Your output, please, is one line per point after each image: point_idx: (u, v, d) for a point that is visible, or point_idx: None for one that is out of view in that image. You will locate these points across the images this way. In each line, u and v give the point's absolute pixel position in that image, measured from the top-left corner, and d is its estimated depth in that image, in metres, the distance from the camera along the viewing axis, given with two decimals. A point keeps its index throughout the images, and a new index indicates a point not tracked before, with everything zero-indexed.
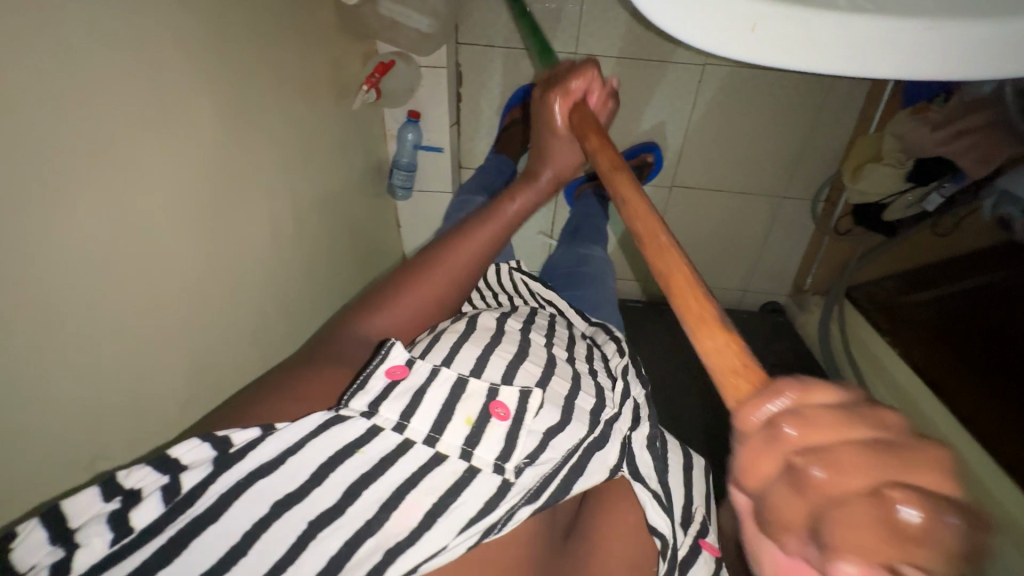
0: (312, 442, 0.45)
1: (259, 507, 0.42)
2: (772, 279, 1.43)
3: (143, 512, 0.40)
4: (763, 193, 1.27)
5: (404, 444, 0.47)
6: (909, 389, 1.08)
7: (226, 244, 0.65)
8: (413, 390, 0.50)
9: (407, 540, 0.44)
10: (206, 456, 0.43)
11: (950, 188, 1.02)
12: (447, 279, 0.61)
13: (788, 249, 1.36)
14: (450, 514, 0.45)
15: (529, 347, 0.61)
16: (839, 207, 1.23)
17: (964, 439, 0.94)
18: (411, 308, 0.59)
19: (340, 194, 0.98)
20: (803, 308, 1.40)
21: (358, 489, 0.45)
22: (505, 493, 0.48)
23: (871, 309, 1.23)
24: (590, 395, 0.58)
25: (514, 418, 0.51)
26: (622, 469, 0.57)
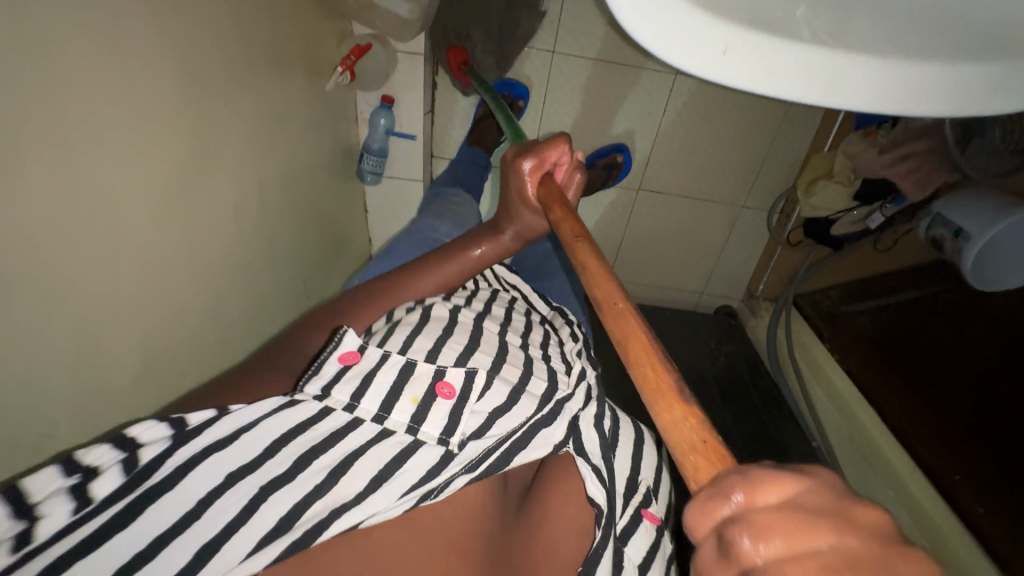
0: (265, 421, 0.47)
1: (211, 478, 0.44)
2: (727, 284, 1.49)
3: (103, 485, 0.41)
4: (723, 202, 1.33)
5: (354, 422, 0.50)
6: (844, 392, 1.16)
7: (186, 223, 0.63)
8: (363, 374, 0.52)
9: (352, 501, 0.45)
10: (162, 435, 0.44)
11: (892, 209, 1.11)
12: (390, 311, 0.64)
13: (743, 256, 1.43)
14: (393, 481, 0.47)
15: (481, 337, 0.63)
16: (793, 219, 1.29)
17: (893, 447, 1.02)
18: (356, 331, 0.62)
19: (306, 176, 0.96)
20: (753, 313, 1.46)
21: (308, 458, 0.46)
22: (447, 462, 0.49)
23: (815, 315, 1.30)
24: (541, 379, 0.59)
25: (459, 397, 0.53)
26: (566, 445, 0.55)
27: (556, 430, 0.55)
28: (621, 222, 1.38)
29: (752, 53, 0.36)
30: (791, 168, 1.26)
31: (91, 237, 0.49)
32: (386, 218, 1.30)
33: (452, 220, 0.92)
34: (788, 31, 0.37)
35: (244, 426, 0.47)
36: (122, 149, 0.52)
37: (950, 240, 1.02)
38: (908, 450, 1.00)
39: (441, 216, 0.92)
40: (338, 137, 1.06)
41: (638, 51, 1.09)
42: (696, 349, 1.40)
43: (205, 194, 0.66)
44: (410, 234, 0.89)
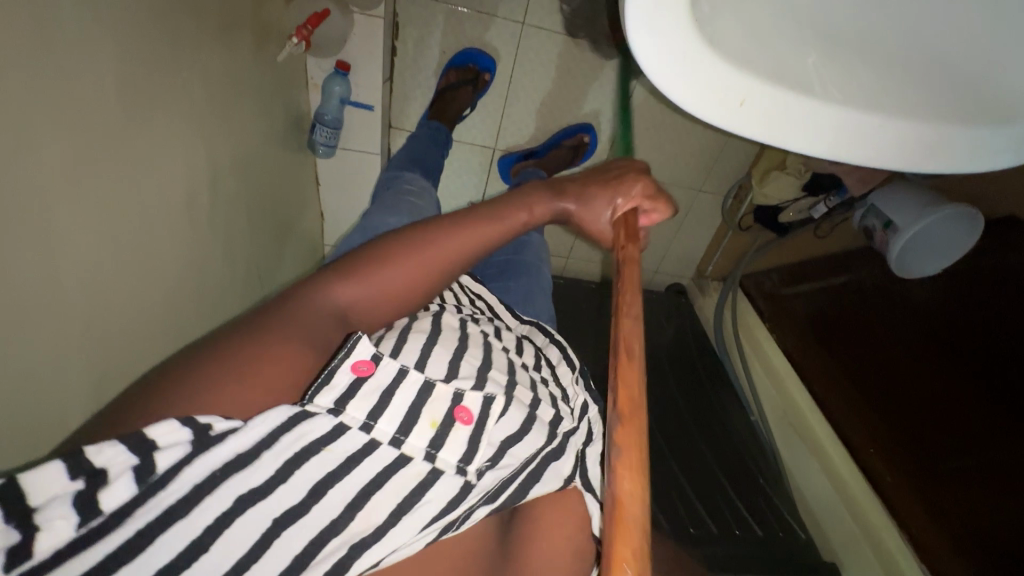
0: (284, 437, 0.40)
1: (224, 501, 0.38)
2: (679, 263, 1.55)
3: (113, 495, 0.34)
4: (682, 184, 1.35)
5: (371, 445, 0.44)
6: (779, 368, 1.26)
7: (134, 223, 0.57)
8: (380, 390, 0.47)
9: (373, 536, 0.43)
10: (184, 439, 0.37)
11: (835, 202, 1.19)
12: (431, 269, 0.55)
13: (696, 237, 1.48)
14: (417, 511, 0.45)
15: (492, 356, 0.60)
16: (745, 206, 1.34)
17: (825, 433, 1.12)
18: (384, 290, 0.53)
19: (254, 153, 0.88)
20: (702, 292, 1.53)
21: (324, 488, 0.42)
22: (466, 494, 0.47)
23: (760, 297, 1.39)
24: (550, 406, 0.58)
25: (478, 423, 0.50)
26: (575, 480, 0.57)
27: (563, 461, 0.56)
28: None
29: (771, 105, 0.37)
30: (747, 155, 1.30)
31: (35, 255, 0.44)
32: (339, 188, 1.22)
33: (407, 213, 0.85)
34: (801, 82, 0.37)
35: (258, 436, 0.39)
36: (63, 151, 0.46)
37: (881, 231, 1.10)
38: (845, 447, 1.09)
39: (395, 210, 0.85)
40: (288, 106, 0.97)
41: (607, 30, 1.05)
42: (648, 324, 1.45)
43: (155, 189, 0.60)
44: (362, 233, 0.82)
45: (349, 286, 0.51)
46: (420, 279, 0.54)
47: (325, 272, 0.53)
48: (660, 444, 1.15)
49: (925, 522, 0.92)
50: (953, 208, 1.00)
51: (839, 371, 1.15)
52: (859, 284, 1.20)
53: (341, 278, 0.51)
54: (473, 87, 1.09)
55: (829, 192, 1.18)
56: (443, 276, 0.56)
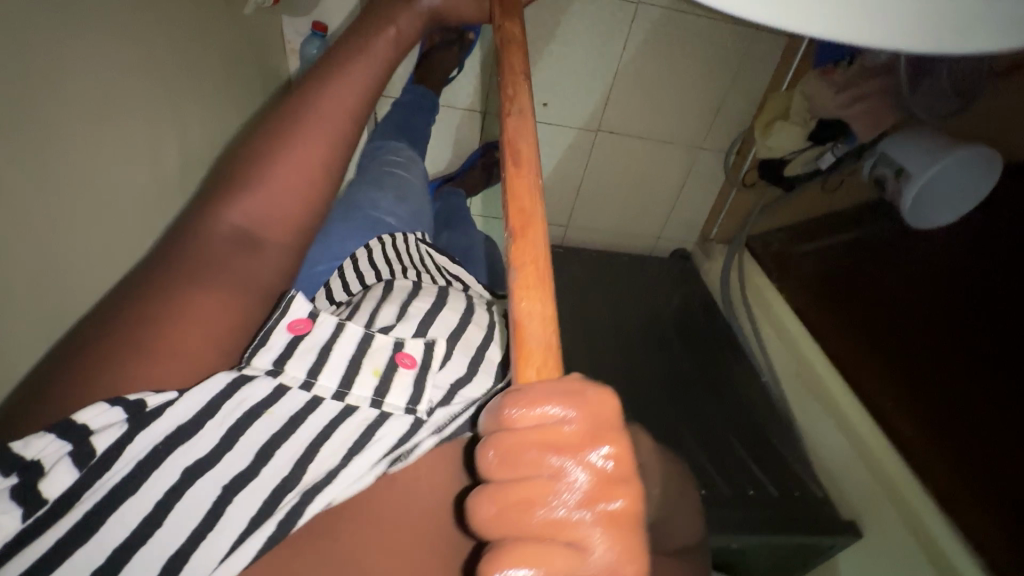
0: (220, 405, 0.44)
1: (168, 476, 0.42)
2: (683, 228, 1.49)
3: (54, 483, 0.39)
4: (680, 142, 1.30)
5: (314, 402, 0.47)
6: (793, 333, 1.19)
7: (84, 175, 0.55)
8: (318, 347, 0.50)
9: (323, 481, 0.45)
10: (116, 419, 0.40)
11: (843, 149, 1.12)
12: (311, 150, 0.56)
13: (699, 199, 1.42)
14: (368, 449, 0.47)
15: (441, 305, 0.64)
16: (749, 160, 1.30)
17: (841, 388, 1.06)
18: (280, 190, 0.55)
19: (227, 118, 0.85)
20: (708, 256, 1.46)
21: (270, 449, 0.45)
22: (415, 429, 0.49)
23: (766, 257, 1.33)
24: (499, 346, 0.61)
25: (421, 366, 0.51)
26: None
27: None
28: (580, 163, 1.31)
29: None
30: (749, 106, 1.24)
31: None
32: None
33: (392, 189, 0.85)
34: None
35: (190, 413, 0.43)
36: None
37: (892, 180, 1.05)
38: (859, 397, 1.03)
39: (380, 185, 0.85)
40: (263, 69, 0.94)
41: None
42: (653, 292, 1.39)
43: (107, 141, 0.58)
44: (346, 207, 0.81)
45: (245, 196, 0.54)
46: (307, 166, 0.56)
47: (212, 197, 0.55)
48: (665, 409, 1.11)
49: (952, 476, 0.86)
50: (964, 150, 0.96)
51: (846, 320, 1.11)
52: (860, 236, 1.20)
53: (234, 195, 0.54)
54: (458, 48, 1.05)
55: (837, 139, 1.12)
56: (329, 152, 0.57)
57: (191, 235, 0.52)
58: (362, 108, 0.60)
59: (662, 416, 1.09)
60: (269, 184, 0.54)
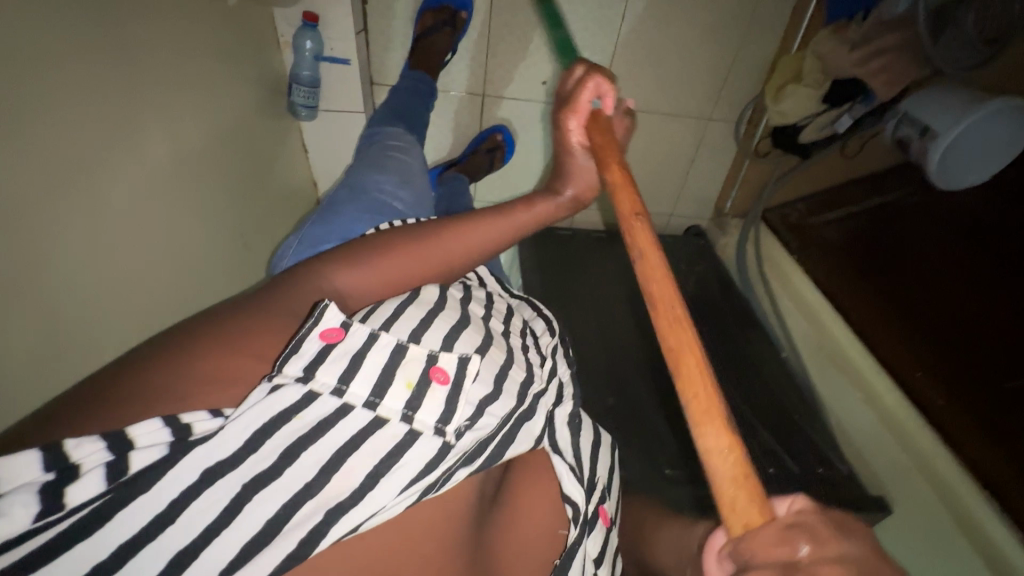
0: (249, 410, 0.39)
1: (189, 476, 0.37)
2: (697, 204, 1.44)
3: (82, 490, 0.33)
4: (689, 115, 1.26)
5: (343, 409, 0.42)
6: (812, 304, 1.14)
7: (66, 172, 0.55)
8: (351, 353, 0.43)
9: (351, 500, 0.41)
10: (161, 440, 0.36)
11: (861, 110, 1.07)
12: (443, 259, 0.58)
13: (712, 173, 1.37)
14: (394, 474, 0.43)
15: (471, 317, 0.58)
16: (761, 129, 1.25)
17: (866, 362, 1.01)
18: (399, 276, 0.55)
19: (220, 112, 0.85)
20: (723, 231, 1.42)
21: (297, 450, 0.40)
22: (444, 455, 0.45)
23: (783, 229, 1.27)
24: (521, 369, 0.57)
25: (455, 384, 0.46)
26: (543, 441, 0.56)
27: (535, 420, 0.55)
28: None
29: None
30: (759, 71, 1.19)
31: None
32: (330, 143, 1.19)
33: (396, 173, 0.85)
34: None
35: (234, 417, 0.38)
36: None
37: (917, 140, 1.00)
38: (893, 378, 0.96)
39: (383, 168, 0.85)
40: (256, 63, 0.95)
41: None
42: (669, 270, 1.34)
43: (92, 137, 0.59)
44: (351, 190, 0.80)
45: (351, 273, 0.52)
46: (434, 270, 0.58)
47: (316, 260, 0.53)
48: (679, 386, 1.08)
49: (1002, 462, 0.80)
50: (996, 103, 0.89)
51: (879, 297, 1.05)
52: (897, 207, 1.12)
53: (339, 265, 0.52)
54: (451, 28, 1.03)
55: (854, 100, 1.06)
56: (455, 268, 0.60)
57: (273, 289, 0.48)
58: (498, 244, 0.63)
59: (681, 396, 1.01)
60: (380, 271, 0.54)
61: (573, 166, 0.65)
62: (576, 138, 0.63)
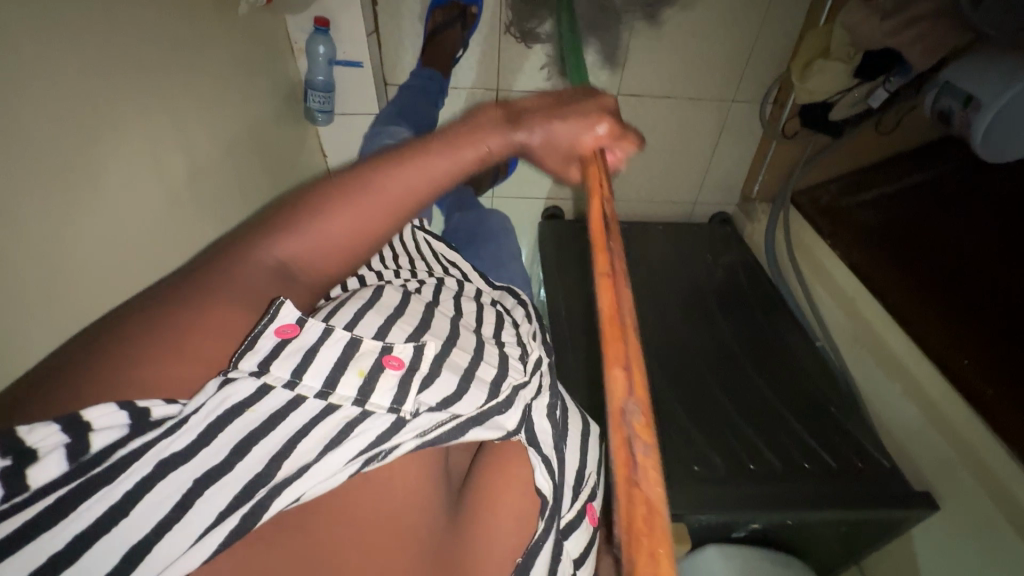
0: (205, 401, 0.38)
1: (144, 467, 0.36)
2: (721, 189, 1.39)
3: (44, 471, 0.33)
4: (709, 98, 1.21)
5: (296, 401, 0.42)
6: (846, 289, 1.09)
7: (86, 189, 0.57)
8: (305, 348, 0.44)
9: (295, 474, 0.40)
10: (120, 423, 0.35)
11: (896, 83, 1.01)
12: (357, 228, 0.46)
13: (736, 156, 1.32)
14: (345, 445, 0.42)
15: (432, 322, 0.60)
16: (787, 108, 1.19)
17: (903, 346, 0.96)
18: (305, 255, 0.45)
19: (233, 121, 0.87)
20: (750, 217, 1.36)
21: (248, 445, 0.39)
22: (398, 428, 0.44)
23: (816, 215, 1.20)
24: (492, 365, 0.55)
25: (408, 368, 0.47)
26: (519, 433, 0.53)
27: (510, 415, 0.51)
28: None
29: None
30: (782, 47, 1.14)
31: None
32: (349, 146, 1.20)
33: None
34: None
35: (192, 404, 0.37)
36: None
37: (958, 111, 0.94)
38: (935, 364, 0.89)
39: None
40: (270, 71, 0.97)
41: None
42: (693, 259, 1.28)
43: (110, 154, 0.61)
44: None
45: (282, 240, 0.45)
46: (346, 243, 0.46)
47: (253, 228, 0.47)
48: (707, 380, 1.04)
49: None
50: None
51: (904, 274, 0.99)
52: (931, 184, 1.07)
53: (274, 232, 0.45)
54: (461, 25, 1.03)
55: (888, 72, 1.01)
56: (369, 234, 0.47)
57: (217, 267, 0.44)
58: (426, 196, 0.49)
59: (708, 389, 0.98)
60: (314, 233, 0.45)
61: (552, 134, 0.51)
62: (571, 141, 0.52)
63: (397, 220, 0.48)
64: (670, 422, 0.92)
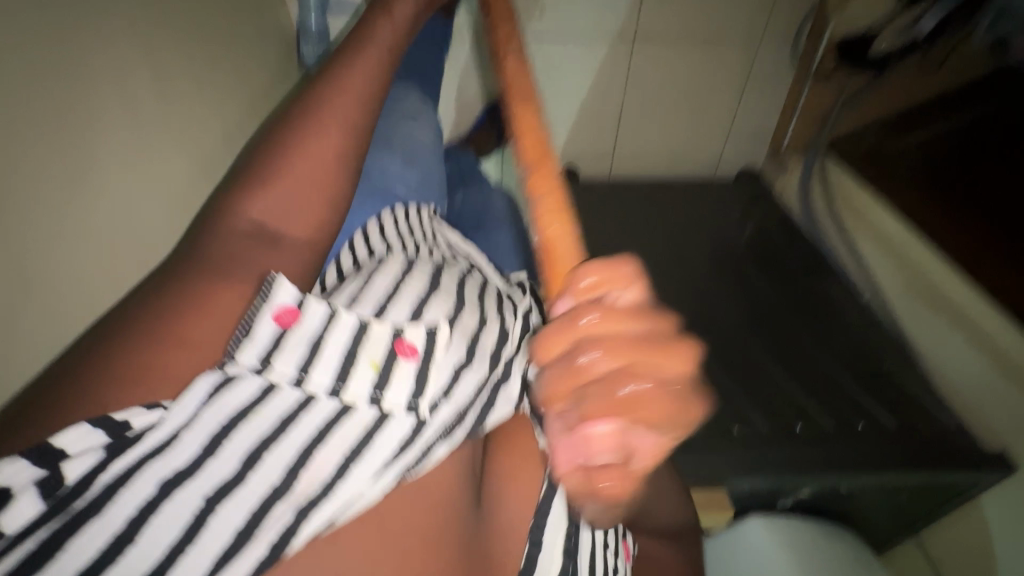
0: (201, 412, 0.38)
1: (143, 489, 0.36)
2: (748, 140, 1.29)
3: (19, 512, 0.33)
4: (734, 37, 1.11)
5: (306, 402, 0.42)
6: (895, 236, 0.96)
7: (121, 132, 0.53)
8: (309, 338, 0.42)
9: (321, 494, 0.39)
10: (96, 444, 0.35)
11: (949, 6, 0.91)
12: (330, 143, 0.50)
13: (763, 103, 1.22)
14: (368, 456, 0.41)
15: (440, 281, 0.58)
16: (823, 46, 1.09)
17: (965, 293, 0.82)
18: (301, 186, 0.48)
19: (232, 72, 0.80)
20: (781, 169, 1.26)
21: (258, 454, 0.39)
22: (419, 430, 0.44)
23: (857, 159, 1.08)
24: (499, 330, 0.55)
25: (422, 356, 0.46)
26: (523, 403, 0.54)
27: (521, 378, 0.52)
28: (623, 78, 1.15)
29: None
30: None
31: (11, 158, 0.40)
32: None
33: (401, 151, 0.77)
34: None
35: (177, 418, 0.37)
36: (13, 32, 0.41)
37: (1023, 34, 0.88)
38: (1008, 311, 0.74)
39: (388, 143, 0.77)
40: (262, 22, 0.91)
41: None
42: (719, 214, 1.19)
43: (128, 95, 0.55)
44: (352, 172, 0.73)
45: (266, 191, 0.47)
46: (329, 157, 0.50)
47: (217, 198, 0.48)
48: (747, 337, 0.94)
49: None
50: None
51: (963, 213, 0.85)
52: (982, 117, 0.99)
53: (247, 192, 0.47)
54: None
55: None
56: (347, 148, 0.51)
57: (198, 248, 0.44)
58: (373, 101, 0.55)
59: (747, 348, 0.89)
60: (287, 180, 0.48)
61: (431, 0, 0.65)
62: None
63: (356, 144, 0.52)
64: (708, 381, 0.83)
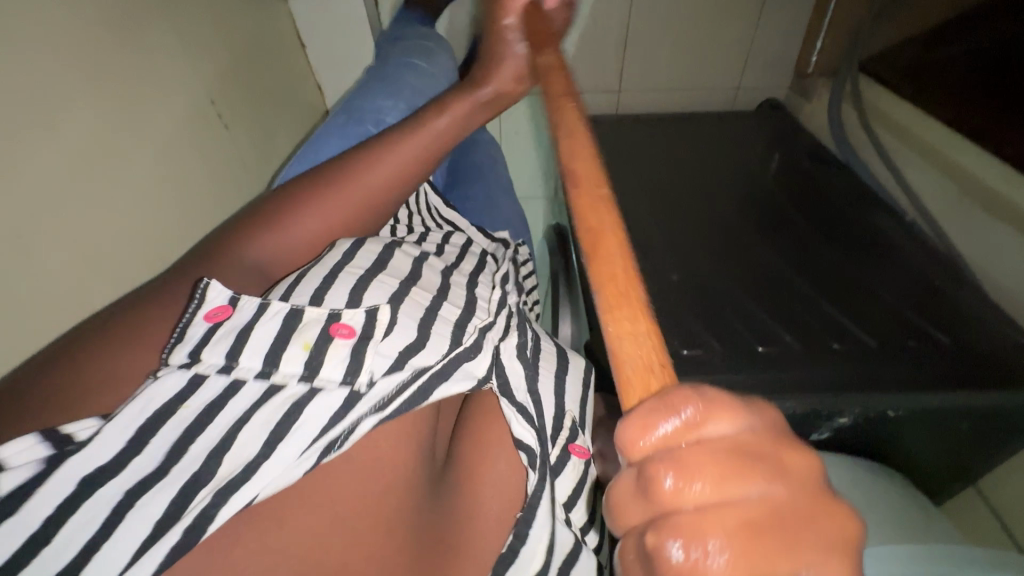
0: (124, 410, 0.37)
1: (62, 489, 0.35)
2: (769, 66, 1.16)
3: None
4: None
5: (234, 385, 0.42)
6: (939, 145, 0.86)
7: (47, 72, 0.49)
8: (238, 329, 0.43)
9: (241, 476, 0.38)
10: (37, 457, 0.35)
11: None
12: (356, 206, 0.53)
13: (784, 23, 1.11)
14: (293, 435, 0.40)
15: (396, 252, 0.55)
16: None
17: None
18: (313, 233, 0.52)
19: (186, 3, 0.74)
20: (807, 97, 1.14)
21: (183, 443, 0.38)
22: (352, 404, 0.43)
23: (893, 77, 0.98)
24: (455, 306, 0.53)
25: (360, 336, 0.45)
26: (490, 382, 0.51)
27: (479, 361, 0.50)
28: None
29: None
30: None
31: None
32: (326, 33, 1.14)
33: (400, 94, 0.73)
34: None
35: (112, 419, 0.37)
36: None
37: None
38: None
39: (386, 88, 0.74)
40: None
41: None
42: (739, 144, 1.08)
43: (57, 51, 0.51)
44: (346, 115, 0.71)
45: (274, 234, 0.50)
46: (354, 209, 0.53)
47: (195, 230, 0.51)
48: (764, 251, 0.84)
49: None
50: None
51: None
52: None
53: (258, 229, 0.50)
54: None
55: None
56: (376, 212, 0.55)
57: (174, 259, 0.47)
58: (418, 170, 0.56)
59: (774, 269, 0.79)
60: (298, 232, 0.51)
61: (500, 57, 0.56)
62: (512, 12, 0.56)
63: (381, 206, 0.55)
64: (729, 300, 0.73)
